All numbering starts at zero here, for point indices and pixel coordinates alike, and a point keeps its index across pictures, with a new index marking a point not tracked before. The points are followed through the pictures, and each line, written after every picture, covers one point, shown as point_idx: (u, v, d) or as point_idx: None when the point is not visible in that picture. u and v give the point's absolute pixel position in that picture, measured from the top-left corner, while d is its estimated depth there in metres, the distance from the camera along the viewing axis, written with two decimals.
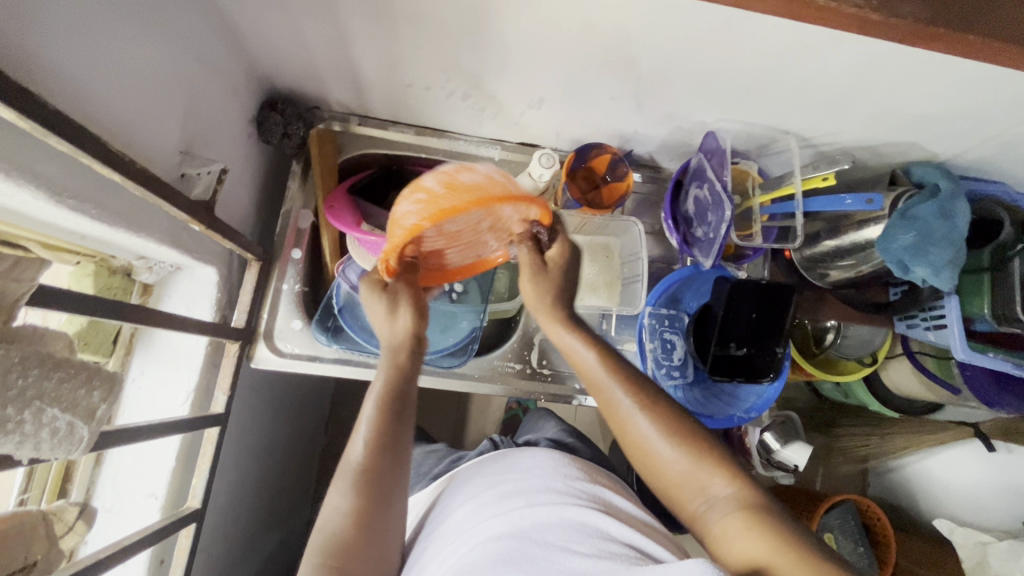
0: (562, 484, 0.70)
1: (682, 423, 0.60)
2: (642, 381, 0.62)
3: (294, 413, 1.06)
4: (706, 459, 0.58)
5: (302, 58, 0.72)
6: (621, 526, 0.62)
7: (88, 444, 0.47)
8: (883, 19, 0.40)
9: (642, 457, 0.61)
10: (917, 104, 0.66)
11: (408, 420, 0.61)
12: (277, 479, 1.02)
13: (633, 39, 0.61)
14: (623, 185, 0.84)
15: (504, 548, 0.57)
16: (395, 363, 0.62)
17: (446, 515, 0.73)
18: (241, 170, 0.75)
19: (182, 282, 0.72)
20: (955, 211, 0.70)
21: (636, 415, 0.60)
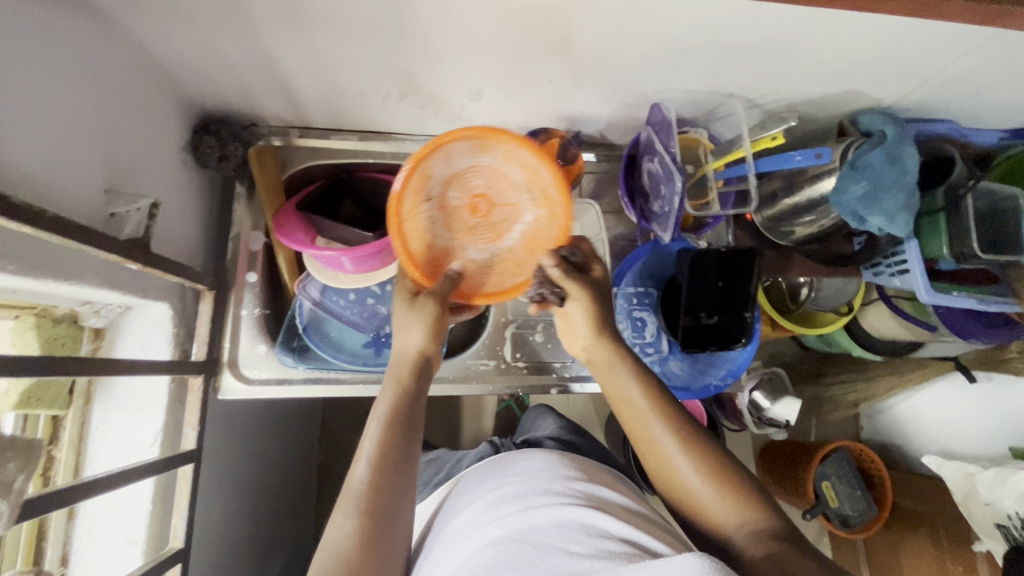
0: (560, 482, 0.70)
1: (711, 450, 0.62)
2: (677, 412, 0.64)
3: (280, 437, 1.05)
4: (732, 484, 0.60)
5: (225, 76, 0.69)
6: (622, 525, 0.61)
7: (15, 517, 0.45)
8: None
9: (663, 471, 0.63)
10: (854, 53, 0.65)
11: (413, 442, 0.61)
12: (273, 504, 1.01)
13: (558, 18, 0.59)
14: (574, 169, 0.83)
15: (503, 556, 0.57)
16: (399, 387, 0.63)
17: (447, 523, 0.74)
18: (180, 199, 0.72)
19: (134, 323, 0.69)
20: (903, 156, 0.70)
21: (661, 433, 0.63)
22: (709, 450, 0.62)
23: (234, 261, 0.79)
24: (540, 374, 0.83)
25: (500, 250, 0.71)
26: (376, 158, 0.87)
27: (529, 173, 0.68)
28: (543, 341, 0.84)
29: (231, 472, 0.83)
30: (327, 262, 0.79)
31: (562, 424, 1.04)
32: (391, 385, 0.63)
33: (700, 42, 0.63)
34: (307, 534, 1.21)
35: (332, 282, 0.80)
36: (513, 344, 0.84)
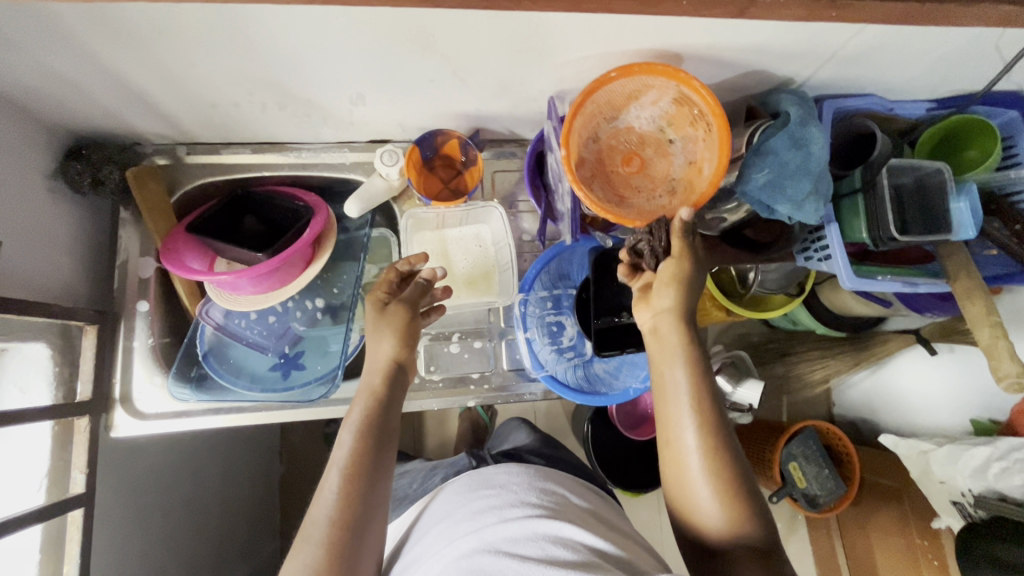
0: (533, 494, 0.71)
1: (733, 458, 0.57)
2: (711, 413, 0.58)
3: (227, 460, 1.02)
4: (737, 491, 0.57)
5: (80, 98, 0.65)
6: (590, 536, 0.64)
7: None
8: None
9: (675, 468, 0.59)
10: (743, 33, 0.60)
11: (388, 454, 0.61)
12: (221, 529, 0.99)
13: (411, 18, 0.55)
14: (477, 168, 0.79)
15: (477, 569, 0.59)
16: (378, 396, 0.62)
17: (420, 532, 0.74)
18: (49, 232, 0.68)
19: (9, 364, 0.65)
20: (809, 138, 0.65)
21: (690, 432, 0.58)
22: (727, 457, 0.57)
23: (123, 290, 0.75)
24: (456, 387, 0.80)
25: (609, 197, 0.68)
26: (274, 171, 0.82)
27: (690, 168, 0.68)
28: (458, 351, 0.81)
29: (151, 506, 0.81)
30: (227, 286, 0.75)
31: (535, 435, 1.05)
32: (367, 394, 0.62)
33: (572, 30, 0.59)
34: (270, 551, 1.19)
35: (231, 304, 0.76)
36: (427, 357, 0.80)
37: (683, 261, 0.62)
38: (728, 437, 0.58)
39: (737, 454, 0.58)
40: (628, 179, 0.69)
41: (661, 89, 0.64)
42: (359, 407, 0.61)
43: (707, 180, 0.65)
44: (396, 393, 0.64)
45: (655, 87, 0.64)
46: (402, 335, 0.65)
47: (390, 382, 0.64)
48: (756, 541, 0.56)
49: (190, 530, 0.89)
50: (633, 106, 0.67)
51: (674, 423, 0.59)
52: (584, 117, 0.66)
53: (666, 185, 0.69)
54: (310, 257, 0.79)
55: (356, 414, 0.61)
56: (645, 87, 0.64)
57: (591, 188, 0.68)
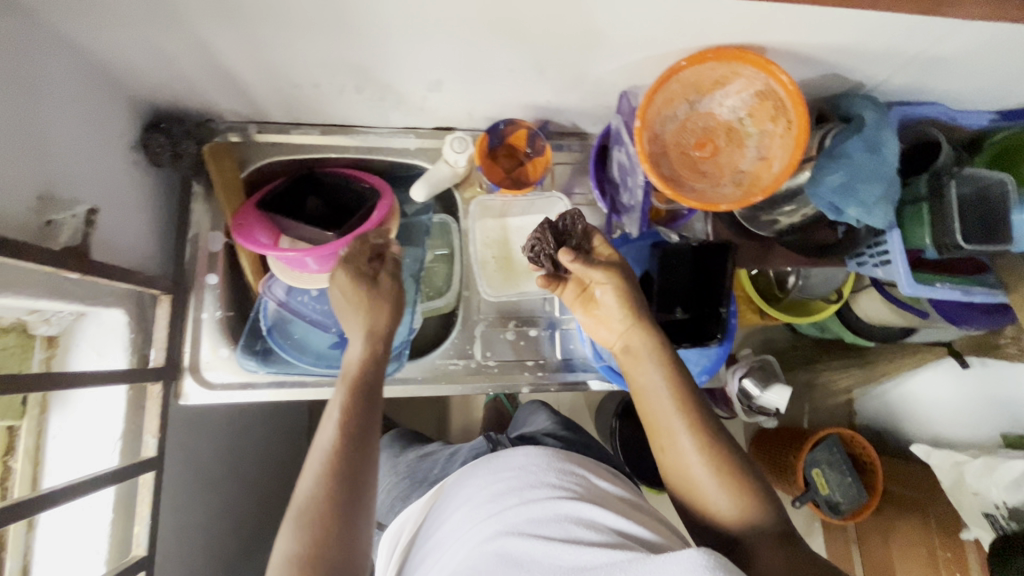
0: (556, 474, 0.69)
1: (726, 449, 0.60)
2: (693, 404, 0.62)
3: (268, 436, 1.03)
4: (738, 478, 0.59)
5: (171, 73, 0.66)
6: (614, 515, 0.61)
7: None
8: None
9: (676, 470, 0.62)
10: (829, 34, 0.61)
11: (371, 438, 0.60)
12: (260, 504, 1.00)
13: (508, 6, 0.56)
14: (545, 159, 0.80)
15: (504, 554, 0.57)
16: (354, 380, 0.62)
17: (439, 516, 0.72)
18: (131, 202, 0.70)
19: (89, 328, 0.67)
20: (882, 143, 0.66)
21: (682, 434, 0.61)
22: (722, 447, 0.60)
23: (193, 262, 0.77)
24: (511, 373, 0.81)
25: (675, 177, 0.70)
26: (340, 153, 0.84)
27: (761, 164, 0.69)
28: (514, 339, 0.82)
29: (205, 476, 0.82)
30: (291, 263, 0.76)
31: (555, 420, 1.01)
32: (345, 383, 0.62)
33: (663, 24, 0.60)
34: None
35: (297, 281, 0.78)
36: (484, 343, 0.82)
37: (620, 280, 0.65)
38: (716, 430, 0.61)
39: (728, 444, 0.61)
40: (696, 164, 0.70)
41: (745, 81, 0.66)
42: (338, 395, 0.61)
43: (775, 176, 0.66)
44: (373, 373, 0.64)
45: (739, 78, 0.66)
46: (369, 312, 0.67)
47: (370, 366, 0.64)
48: (769, 522, 0.58)
49: (234, 502, 0.91)
50: (716, 93, 0.69)
51: (665, 430, 0.62)
52: (666, 95, 0.68)
53: (732, 176, 0.70)
54: (372, 243, 0.79)
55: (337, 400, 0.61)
56: (728, 78, 0.66)
57: (659, 165, 0.70)
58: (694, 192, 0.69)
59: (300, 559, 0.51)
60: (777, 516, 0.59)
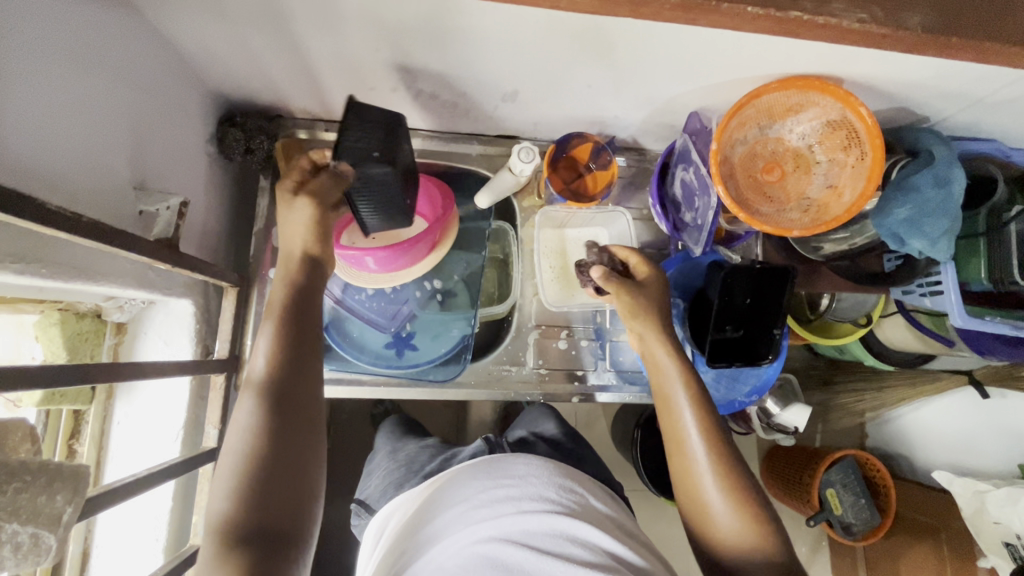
0: (554, 486, 0.67)
1: (740, 475, 0.60)
2: (714, 420, 0.62)
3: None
4: (751, 508, 0.59)
5: (256, 70, 0.67)
6: (606, 535, 0.61)
7: (59, 550, 0.43)
8: (891, 33, 0.46)
9: (689, 491, 0.61)
10: (908, 73, 0.63)
11: (306, 372, 0.56)
12: None
13: (604, 27, 0.57)
14: (608, 172, 0.82)
15: (500, 565, 0.56)
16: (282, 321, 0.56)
17: (427, 508, 0.66)
18: (204, 193, 0.71)
19: (157, 317, 0.68)
20: (951, 178, 0.67)
21: (700, 455, 0.61)
22: (739, 474, 0.60)
23: (258, 256, 0.77)
24: (562, 382, 0.82)
25: (743, 199, 0.70)
26: None
27: (829, 192, 0.70)
28: (566, 348, 0.83)
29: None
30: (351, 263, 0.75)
31: (564, 427, 0.91)
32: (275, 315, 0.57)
33: (751, 54, 0.61)
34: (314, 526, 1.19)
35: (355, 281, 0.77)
36: (536, 351, 0.83)
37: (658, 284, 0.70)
38: (734, 455, 0.61)
39: (744, 472, 0.60)
40: (763, 189, 0.72)
41: (817, 111, 0.67)
42: (264, 332, 0.56)
43: (845, 205, 0.68)
44: (308, 288, 0.59)
45: (813, 108, 0.68)
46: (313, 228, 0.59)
47: (302, 286, 0.58)
48: (777, 556, 0.58)
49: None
50: (788, 120, 0.70)
51: (683, 446, 0.62)
52: (741, 119, 0.69)
53: (798, 203, 0.71)
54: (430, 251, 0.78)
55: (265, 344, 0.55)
56: (801, 106, 0.68)
57: (728, 187, 0.70)
58: (764, 216, 0.70)
59: (241, 467, 0.50)
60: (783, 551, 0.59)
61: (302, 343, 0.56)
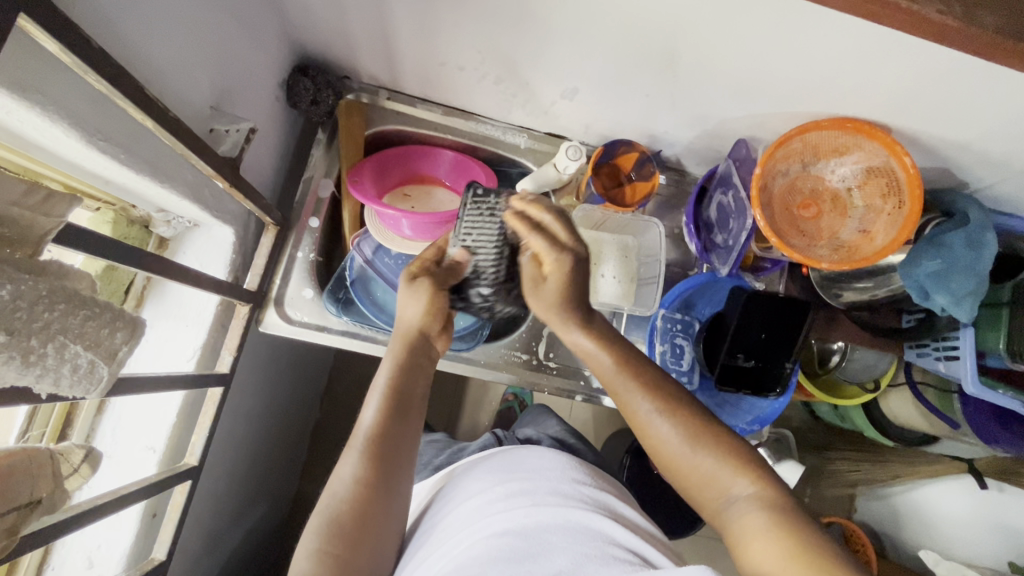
0: (569, 485, 0.63)
1: (702, 423, 0.59)
2: (662, 386, 0.61)
3: (290, 385, 1.03)
4: (732, 459, 0.56)
5: (340, 28, 0.71)
6: (628, 532, 0.56)
7: (107, 385, 0.44)
8: (956, 26, 0.44)
9: (669, 459, 0.59)
10: (958, 130, 0.65)
11: (414, 414, 0.64)
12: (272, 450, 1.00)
13: (675, 35, 0.60)
14: (649, 184, 0.83)
15: (509, 553, 0.52)
16: (401, 364, 0.64)
17: (443, 512, 0.65)
18: (267, 133, 0.75)
19: (198, 240, 0.69)
20: (984, 242, 0.70)
21: (656, 417, 0.60)
22: (706, 427, 0.58)
23: (302, 203, 0.80)
24: (568, 378, 0.83)
25: (778, 227, 0.71)
26: (454, 135, 0.88)
27: (862, 236, 0.72)
28: None
29: (243, 407, 0.83)
30: (389, 223, 0.80)
31: (565, 425, 0.92)
32: (393, 358, 0.64)
33: (810, 87, 0.64)
34: (290, 489, 1.18)
35: (390, 242, 0.81)
36: (547, 343, 0.84)
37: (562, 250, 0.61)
38: (693, 408, 0.60)
39: (714, 427, 0.59)
40: (797, 224, 0.73)
41: (859, 154, 0.70)
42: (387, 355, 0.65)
43: (876, 248, 0.69)
44: (420, 362, 0.66)
45: (856, 151, 0.70)
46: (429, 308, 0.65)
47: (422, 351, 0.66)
48: (783, 497, 0.54)
49: (254, 439, 0.91)
50: (832, 160, 0.72)
51: (637, 419, 0.61)
52: (787, 150, 0.71)
53: (830, 241, 0.73)
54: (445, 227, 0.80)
55: (382, 381, 0.63)
56: (845, 148, 0.70)
57: (766, 214, 0.71)
58: (795, 246, 0.71)
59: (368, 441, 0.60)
60: (787, 490, 0.55)
61: (422, 378, 0.65)
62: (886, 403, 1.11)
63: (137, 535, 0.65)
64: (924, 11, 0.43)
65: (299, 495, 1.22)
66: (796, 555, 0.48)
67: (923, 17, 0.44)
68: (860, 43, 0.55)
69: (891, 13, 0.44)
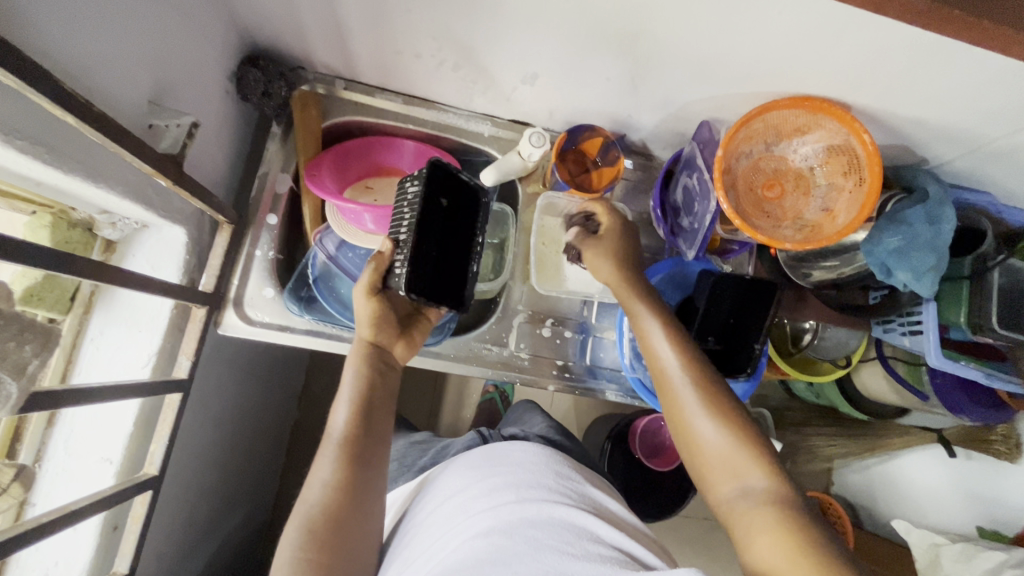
0: (551, 478, 0.63)
1: (730, 412, 0.62)
2: (701, 364, 0.65)
3: (261, 385, 1.01)
4: (750, 451, 0.60)
5: (286, 15, 0.68)
6: (611, 528, 0.56)
7: (18, 403, 0.43)
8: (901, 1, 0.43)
9: (687, 432, 0.63)
10: (917, 106, 0.65)
11: (382, 416, 0.64)
12: (241, 455, 0.98)
13: (630, 15, 0.59)
14: (614, 169, 0.82)
15: (494, 552, 0.51)
16: (361, 372, 0.64)
17: (423, 513, 0.65)
18: (216, 128, 0.72)
19: (148, 241, 0.66)
20: (941, 217, 0.71)
21: (698, 413, 0.63)
22: (735, 416, 0.62)
23: (258, 199, 0.78)
24: (541, 369, 0.82)
25: (741, 209, 0.71)
26: (416, 125, 0.85)
27: (825, 215, 0.72)
28: (549, 336, 0.83)
29: (208, 412, 0.81)
30: (350, 217, 0.77)
31: (551, 420, 0.91)
32: (352, 370, 0.64)
33: (769, 67, 0.63)
34: (268, 491, 1.17)
35: (352, 237, 0.79)
36: (519, 335, 0.83)
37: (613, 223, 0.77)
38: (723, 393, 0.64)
39: (741, 415, 0.62)
40: (755, 201, 0.72)
41: (816, 133, 0.70)
42: (350, 367, 0.65)
43: (837, 227, 0.69)
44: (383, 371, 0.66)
45: (814, 130, 0.70)
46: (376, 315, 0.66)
47: (383, 360, 0.67)
48: (791, 495, 0.57)
49: (224, 442, 0.89)
50: (794, 139, 0.72)
51: (671, 387, 0.65)
52: (749, 131, 0.71)
53: (794, 221, 0.72)
54: None
55: (348, 384, 0.64)
56: (804, 127, 0.70)
57: (727, 195, 0.71)
58: (759, 227, 0.70)
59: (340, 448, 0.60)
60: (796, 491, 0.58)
61: (384, 388, 0.65)
62: (859, 378, 1.12)
63: (97, 548, 0.63)
64: None
65: (279, 496, 1.21)
66: (799, 549, 0.51)
67: None
68: (815, 19, 0.54)
69: None
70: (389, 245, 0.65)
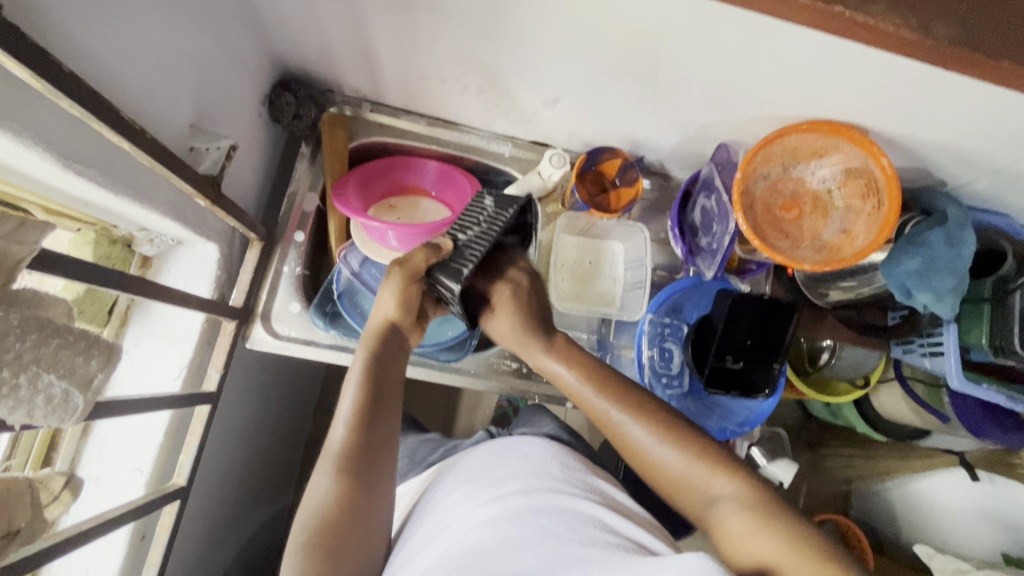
0: (559, 470, 0.63)
1: (671, 426, 0.60)
2: (629, 391, 0.63)
3: (281, 392, 1.02)
4: (708, 459, 0.58)
5: (318, 42, 0.71)
6: (620, 518, 0.56)
7: (82, 413, 0.45)
8: (918, 41, 0.45)
9: (640, 460, 0.61)
10: (933, 132, 0.66)
11: (392, 406, 0.62)
12: (261, 460, 0.99)
13: (650, 43, 0.61)
14: (633, 190, 0.84)
15: (503, 540, 0.51)
16: (371, 359, 0.62)
17: (429, 506, 0.65)
18: (249, 147, 0.75)
19: (182, 257, 0.69)
20: (963, 240, 0.71)
21: (629, 423, 0.61)
22: (677, 428, 0.60)
23: (286, 218, 0.80)
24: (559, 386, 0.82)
25: (760, 227, 0.72)
26: (439, 146, 0.88)
27: (843, 236, 0.72)
28: None
29: (231, 419, 0.82)
30: (376, 235, 0.80)
31: (560, 421, 0.91)
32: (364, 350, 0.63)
33: (785, 93, 0.65)
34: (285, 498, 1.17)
35: (377, 254, 0.81)
36: None
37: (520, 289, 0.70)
38: (658, 410, 0.62)
39: (683, 427, 0.60)
40: (778, 221, 0.73)
41: (834, 156, 0.71)
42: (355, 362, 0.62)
43: (858, 247, 0.70)
44: (388, 360, 0.63)
45: (832, 154, 0.71)
46: (406, 301, 0.64)
47: (386, 352, 0.63)
48: (763, 490, 0.55)
49: (245, 447, 0.90)
50: (811, 162, 0.73)
51: (611, 426, 0.63)
52: (767, 154, 0.72)
53: (813, 242, 0.73)
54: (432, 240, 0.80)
55: (355, 370, 0.61)
56: (821, 150, 0.71)
57: (748, 213, 0.71)
58: (778, 246, 0.71)
59: (346, 446, 0.57)
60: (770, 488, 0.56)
61: (390, 383, 0.62)
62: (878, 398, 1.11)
63: (126, 556, 0.64)
64: (885, 28, 0.44)
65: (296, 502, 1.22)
66: (778, 539, 0.50)
67: (882, 33, 0.44)
68: (832, 49, 0.56)
69: (856, 31, 0.45)
70: (450, 244, 0.65)
